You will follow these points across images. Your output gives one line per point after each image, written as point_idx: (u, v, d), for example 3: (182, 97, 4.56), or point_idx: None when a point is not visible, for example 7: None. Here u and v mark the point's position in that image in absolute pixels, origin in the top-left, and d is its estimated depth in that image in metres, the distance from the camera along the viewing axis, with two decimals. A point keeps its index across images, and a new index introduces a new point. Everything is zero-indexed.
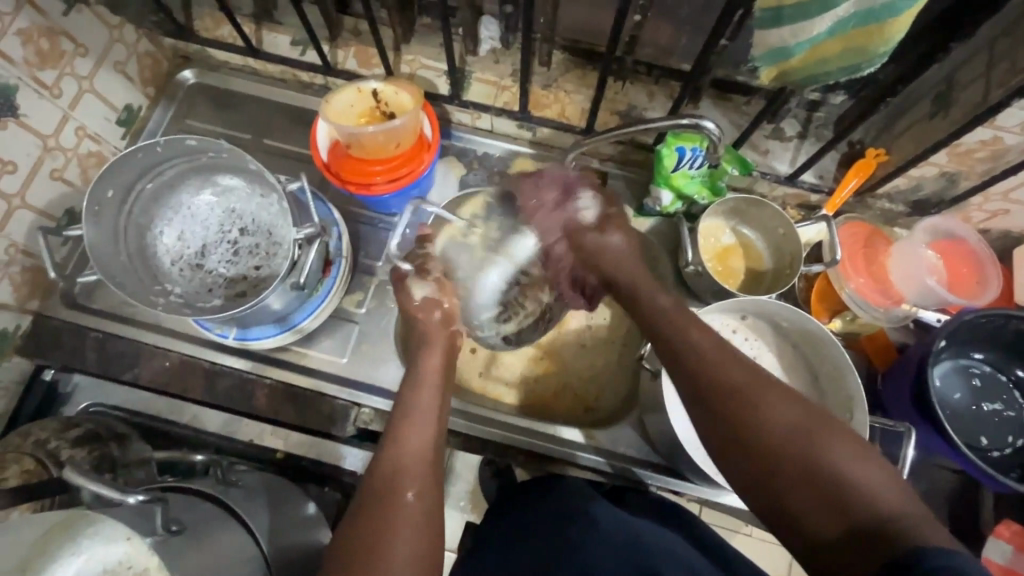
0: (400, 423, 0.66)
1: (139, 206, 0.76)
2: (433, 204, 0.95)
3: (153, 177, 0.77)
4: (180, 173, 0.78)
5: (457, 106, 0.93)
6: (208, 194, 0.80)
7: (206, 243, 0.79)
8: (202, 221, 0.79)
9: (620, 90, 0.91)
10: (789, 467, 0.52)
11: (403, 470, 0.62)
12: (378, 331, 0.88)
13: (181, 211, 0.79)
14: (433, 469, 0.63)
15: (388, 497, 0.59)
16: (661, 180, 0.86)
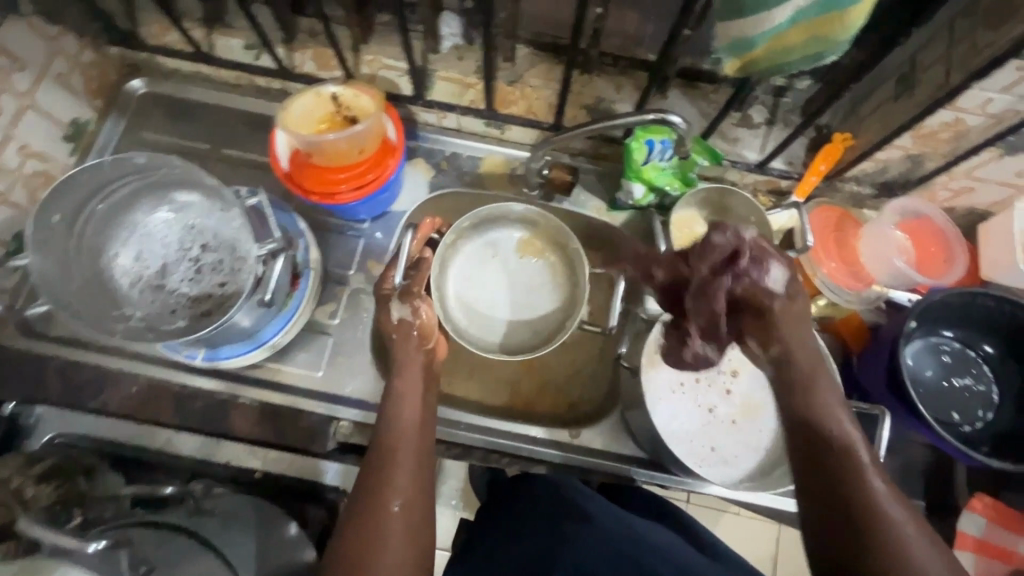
0: (383, 435, 0.67)
1: (91, 229, 0.73)
2: (403, 207, 0.93)
3: (104, 198, 0.73)
4: (133, 191, 0.75)
5: (421, 106, 0.91)
6: (165, 212, 0.77)
7: (166, 262, 0.76)
8: (160, 239, 0.76)
9: (587, 83, 0.89)
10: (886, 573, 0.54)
11: (387, 482, 0.63)
12: (354, 342, 0.86)
13: (138, 230, 0.76)
14: (415, 478, 0.64)
15: (370, 517, 0.60)
16: (633, 173, 0.84)
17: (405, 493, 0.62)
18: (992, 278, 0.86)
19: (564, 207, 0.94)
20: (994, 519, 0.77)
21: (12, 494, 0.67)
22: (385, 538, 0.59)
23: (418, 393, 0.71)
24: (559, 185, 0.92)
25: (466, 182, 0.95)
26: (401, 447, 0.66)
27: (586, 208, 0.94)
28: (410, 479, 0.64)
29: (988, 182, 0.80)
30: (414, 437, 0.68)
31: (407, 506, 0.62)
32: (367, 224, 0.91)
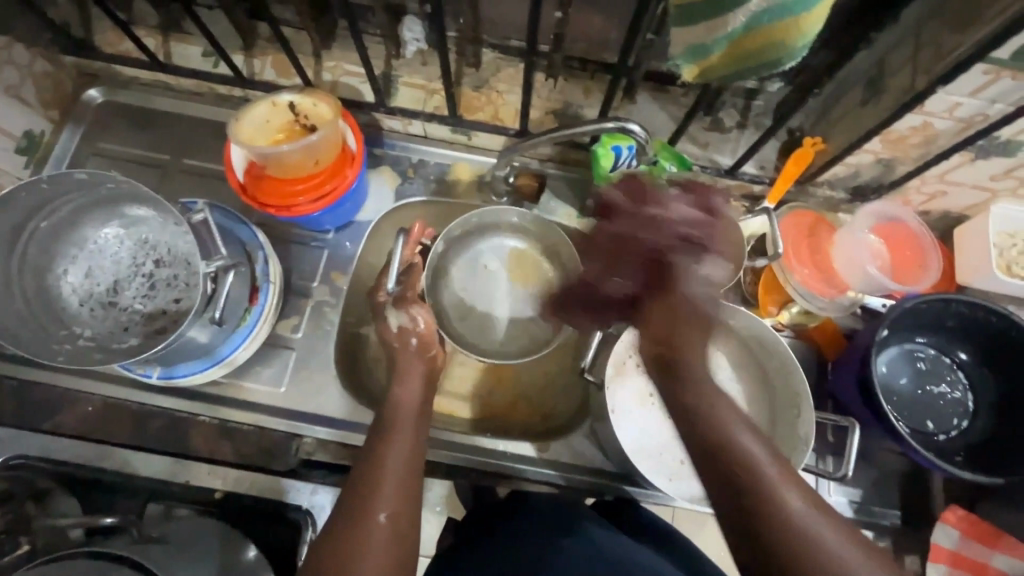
0: (377, 442, 0.65)
1: (37, 247, 0.71)
2: (368, 217, 0.91)
3: (50, 215, 0.71)
4: (80, 207, 0.72)
5: (385, 113, 0.89)
6: (116, 227, 0.74)
7: (118, 278, 0.74)
8: (112, 256, 0.74)
9: (554, 88, 0.87)
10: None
11: (374, 487, 0.60)
12: (317, 356, 0.84)
13: (87, 248, 0.74)
14: (405, 486, 0.61)
15: (354, 528, 0.56)
16: (601, 180, 0.83)
17: (391, 496, 0.60)
18: (968, 283, 0.84)
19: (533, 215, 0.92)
20: (969, 532, 0.76)
21: None
22: (367, 540, 0.55)
23: (415, 405, 0.70)
24: (527, 193, 0.92)
25: (433, 190, 0.93)
26: (389, 451, 0.64)
27: (555, 215, 0.92)
28: (399, 489, 0.60)
29: (961, 186, 0.78)
30: (407, 445, 0.66)
31: (393, 519, 0.58)
32: (332, 235, 0.89)
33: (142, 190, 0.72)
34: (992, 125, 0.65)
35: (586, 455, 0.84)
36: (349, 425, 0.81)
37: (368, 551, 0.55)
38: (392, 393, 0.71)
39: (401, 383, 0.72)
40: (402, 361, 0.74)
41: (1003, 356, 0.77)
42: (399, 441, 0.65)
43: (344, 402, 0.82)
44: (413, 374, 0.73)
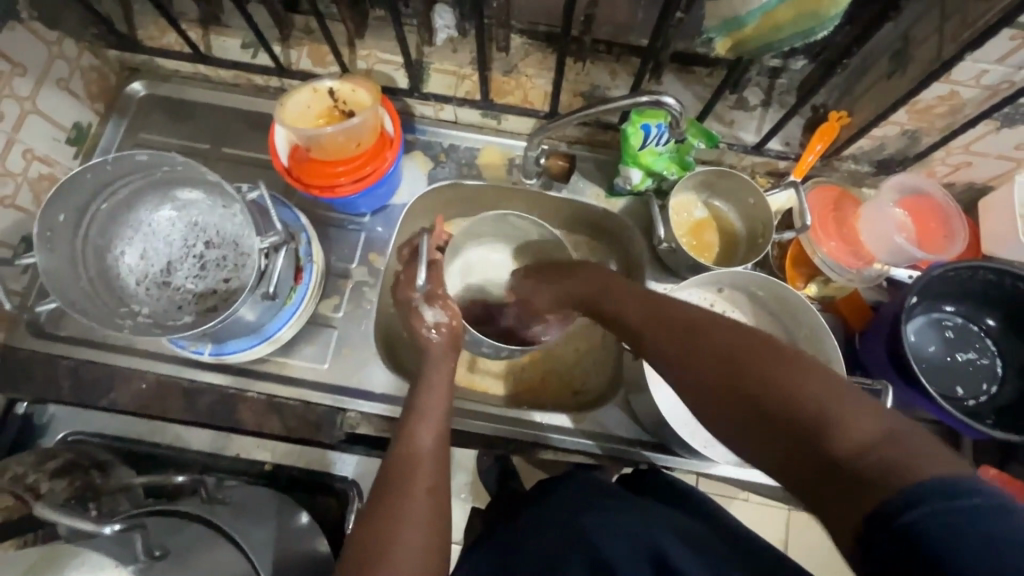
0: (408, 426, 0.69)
1: (97, 229, 0.74)
2: (402, 201, 0.94)
3: (108, 198, 0.74)
4: (136, 190, 0.75)
5: (418, 99, 0.91)
6: (167, 209, 0.78)
7: (171, 259, 0.77)
8: (164, 238, 0.77)
9: (581, 71, 0.90)
10: (754, 399, 0.48)
11: (412, 471, 0.64)
12: (358, 335, 0.87)
13: (142, 229, 0.77)
14: (439, 470, 0.65)
15: (387, 508, 0.60)
16: (629, 158, 0.85)
17: (423, 479, 0.64)
18: (993, 252, 0.86)
19: (563, 195, 0.94)
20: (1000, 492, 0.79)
21: (28, 489, 0.67)
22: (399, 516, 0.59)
23: (444, 388, 0.73)
24: (557, 172, 0.95)
25: (465, 173, 0.95)
26: (417, 433, 0.68)
27: (584, 195, 0.94)
28: (432, 476, 0.64)
29: (986, 155, 0.79)
30: (436, 427, 0.69)
31: (433, 502, 0.61)
32: (368, 218, 0.92)
33: (195, 173, 0.76)
34: (1018, 91, 0.66)
35: (619, 425, 0.86)
36: (390, 399, 0.84)
37: (409, 527, 0.58)
38: (418, 386, 0.73)
39: (426, 376, 0.74)
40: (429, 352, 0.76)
41: None
42: (430, 428, 0.68)
43: (385, 378, 0.85)
44: (442, 367, 0.74)
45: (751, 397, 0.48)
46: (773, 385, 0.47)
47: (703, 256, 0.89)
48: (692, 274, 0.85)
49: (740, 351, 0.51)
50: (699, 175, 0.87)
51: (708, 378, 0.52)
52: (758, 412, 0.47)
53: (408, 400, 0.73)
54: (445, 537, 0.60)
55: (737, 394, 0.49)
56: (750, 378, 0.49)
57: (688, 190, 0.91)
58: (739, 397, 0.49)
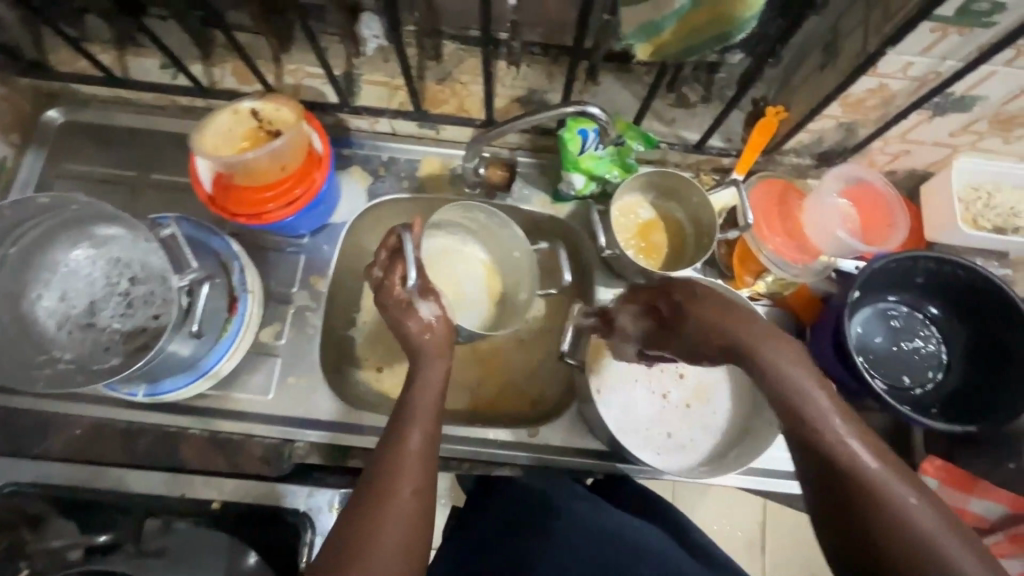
0: (399, 424, 0.66)
1: (9, 273, 0.72)
2: (342, 219, 0.91)
3: (15, 242, 0.72)
4: (48, 231, 0.73)
5: (349, 113, 0.88)
6: (82, 248, 0.74)
7: (94, 299, 0.74)
8: (85, 277, 0.74)
9: (517, 75, 0.87)
10: (886, 536, 0.48)
11: (397, 474, 0.62)
12: (303, 362, 0.84)
13: (59, 271, 0.74)
14: (425, 472, 0.63)
15: (374, 506, 0.60)
16: (570, 164, 0.83)
17: (408, 486, 0.61)
18: (935, 238, 0.86)
19: (508, 204, 0.92)
20: (947, 479, 0.81)
21: None
22: (384, 510, 0.59)
23: (436, 391, 0.69)
24: (498, 181, 0.90)
25: (406, 187, 0.93)
26: (413, 418, 0.66)
27: (530, 202, 0.92)
28: (418, 475, 0.63)
29: (923, 143, 0.79)
30: (428, 426, 0.66)
31: (416, 507, 0.61)
32: (307, 239, 0.89)
33: (107, 208, 0.72)
34: (944, 83, 0.66)
35: (575, 436, 0.84)
36: (339, 427, 0.82)
37: (390, 536, 0.58)
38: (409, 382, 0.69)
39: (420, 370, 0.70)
40: (420, 353, 0.71)
41: (970, 309, 0.79)
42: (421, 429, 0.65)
43: (334, 405, 0.83)
44: (437, 364, 0.70)
45: (904, 542, 0.47)
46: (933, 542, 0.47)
47: (649, 259, 0.87)
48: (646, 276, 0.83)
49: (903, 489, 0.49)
50: (646, 176, 0.85)
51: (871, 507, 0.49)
52: (879, 547, 0.48)
53: (401, 397, 0.69)
54: (421, 549, 0.59)
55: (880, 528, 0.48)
56: (910, 518, 0.48)
57: (633, 193, 0.89)
58: (884, 535, 0.48)
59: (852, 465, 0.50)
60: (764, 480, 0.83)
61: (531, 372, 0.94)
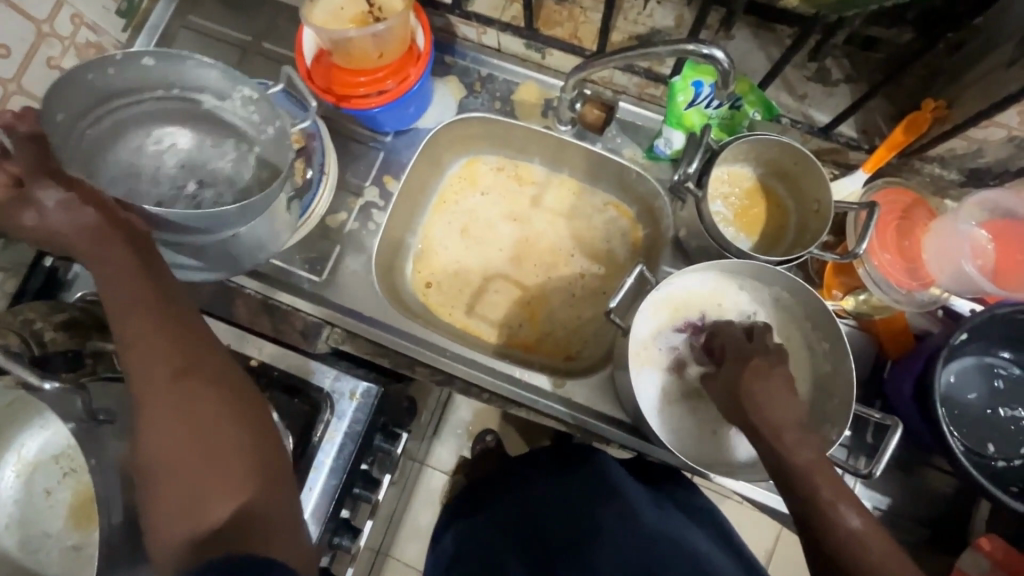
0: (123, 291, 0.55)
1: (81, 152, 0.66)
2: (429, 125, 0.90)
3: (90, 125, 0.67)
4: (117, 121, 0.70)
5: (459, 17, 0.85)
6: (148, 149, 0.73)
7: (162, 202, 0.72)
8: (154, 180, 0.73)
9: (643, 10, 0.79)
10: None
11: (194, 352, 0.55)
12: (360, 256, 0.87)
13: (119, 172, 0.71)
14: (155, 354, 0.53)
15: (172, 385, 0.52)
16: (673, 118, 0.76)
17: (140, 359, 0.53)
18: None
19: (597, 148, 0.87)
20: None
21: (33, 334, 0.71)
22: (190, 391, 0.52)
23: None
24: (592, 121, 0.88)
25: (498, 109, 0.90)
26: None
27: (620, 154, 0.87)
28: (174, 355, 0.54)
29: None
30: None
31: (149, 386, 0.52)
32: (390, 138, 0.90)
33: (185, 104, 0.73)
34: None
35: (599, 399, 0.82)
36: (379, 323, 0.85)
37: (190, 428, 0.51)
38: None
39: None
40: None
41: None
42: None
43: (380, 303, 0.85)
44: None
45: None
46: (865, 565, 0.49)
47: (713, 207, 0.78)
48: (733, 258, 0.73)
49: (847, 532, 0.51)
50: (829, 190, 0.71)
51: (844, 529, 0.51)
52: None
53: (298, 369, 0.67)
54: (222, 464, 0.51)
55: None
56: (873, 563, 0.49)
57: (784, 161, 0.76)
58: None
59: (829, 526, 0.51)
60: (787, 502, 0.78)
61: (575, 327, 0.92)
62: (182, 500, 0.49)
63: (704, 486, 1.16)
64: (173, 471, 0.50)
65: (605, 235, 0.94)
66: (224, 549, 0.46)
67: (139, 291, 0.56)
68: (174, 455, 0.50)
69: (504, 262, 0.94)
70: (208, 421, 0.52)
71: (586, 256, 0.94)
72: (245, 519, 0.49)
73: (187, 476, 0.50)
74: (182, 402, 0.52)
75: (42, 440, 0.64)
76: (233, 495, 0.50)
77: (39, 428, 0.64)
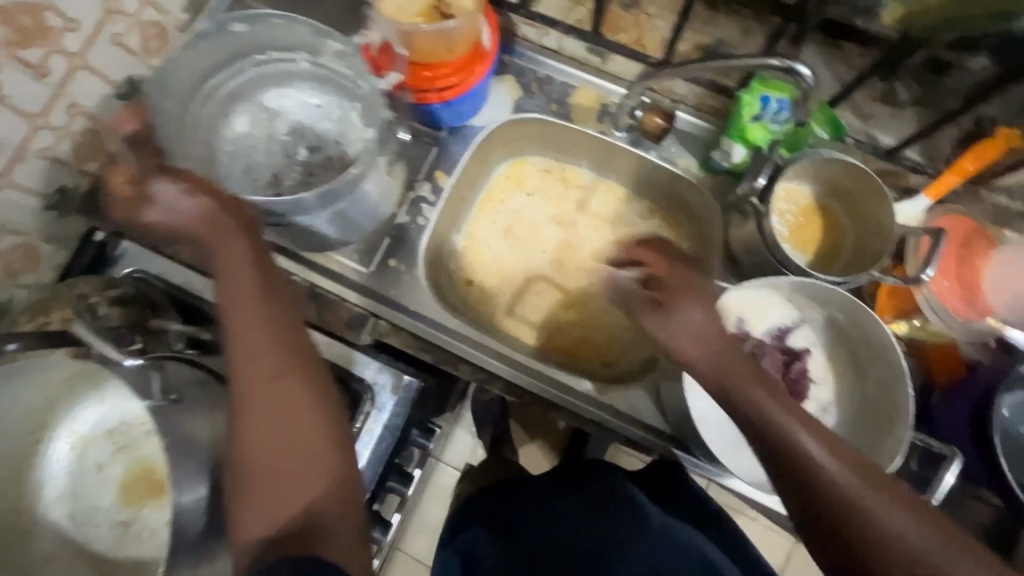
0: (237, 282, 0.56)
1: (199, 131, 0.76)
2: (483, 123, 0.90)
3: (200, 102, 0.76)
4: (228, 98, 0.78)
5: (525, 17, 0.86)
6: (262, 121, 0.80)
7: (276, 168, 0.78)
8: (265, 148, 0.79)
9: (710, 20, 0.79)
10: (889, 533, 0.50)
11: (295, 353, 0.56)
12: (407, 250, 0.87)
13: (237, 146, 0.78)
14: (262, 350, 0.54)
15: (274, 384, 0.54)
16: (736, 131, 0.76)
17: (247, 352, 0.54)
18: None
19: (652, 156, 0.87)
20: None
21: (87, 308, 0.73)
22: (288, 392, 0.54)
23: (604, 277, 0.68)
24: (651, 130, 0.87)
25: (553, 111, 0.89)
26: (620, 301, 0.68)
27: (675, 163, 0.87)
28: (278, 354, 0.55)
29: None
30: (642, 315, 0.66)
31: (253, 380, 0.53)
32: (444, 133, 0.90)
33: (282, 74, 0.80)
34: None
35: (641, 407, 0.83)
36: (423, 318, 0.85)
37: (285, 429, 0.53)
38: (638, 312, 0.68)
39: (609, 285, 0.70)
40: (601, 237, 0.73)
41: None
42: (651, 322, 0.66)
43: (425, 298, 0.85)
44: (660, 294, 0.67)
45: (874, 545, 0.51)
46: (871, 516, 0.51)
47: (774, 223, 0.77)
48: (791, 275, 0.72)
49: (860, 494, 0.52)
50: (893, 215, 0.71)
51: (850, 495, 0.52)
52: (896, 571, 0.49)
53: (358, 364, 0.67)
54: (307, 469, 0.52)
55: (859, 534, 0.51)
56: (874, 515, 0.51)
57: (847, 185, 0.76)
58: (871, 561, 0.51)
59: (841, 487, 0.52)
60: None
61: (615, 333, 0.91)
62: (262, 498, 0.51)
63: (724, 502, 1.14)
64: (262, 468, 0.52)
65: (649, 243, 0.93)
66: (298, 551, 0.48)
67: (251, 283, 0.57)
68: (265, 454, 0.52)
69: (546, 264, 0.94)
70: (300, 422, 0.54)
71: None
72: (318, 526, 0.51)
73: (266, 475, 0.51)
74: (277, 403, 0.53)
75: (100, 414, 0.64)
76: (300, 501, 0.51)
77: (96, 401, 0.64)
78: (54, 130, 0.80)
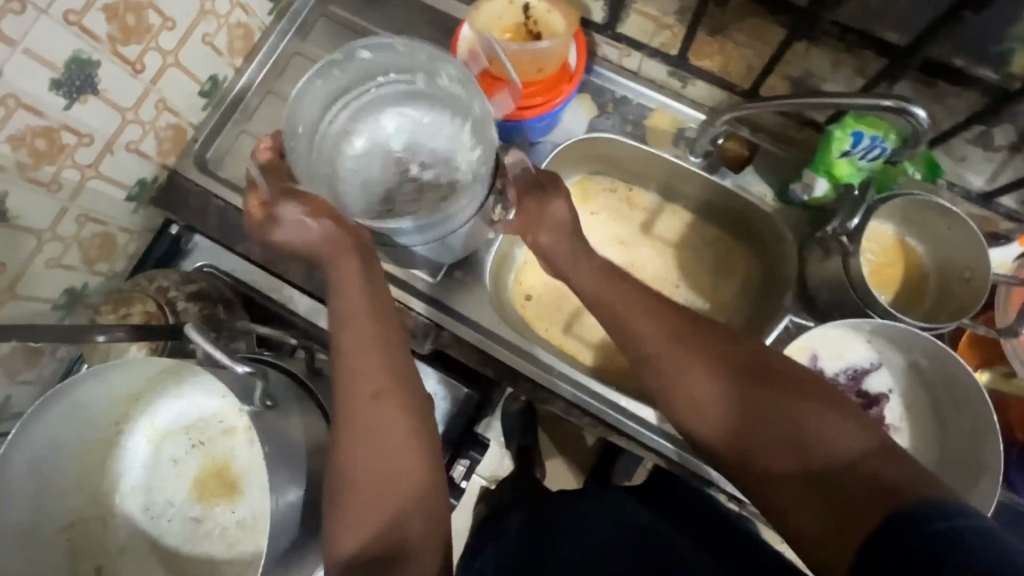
0: (351, 303, 0.59)
1: (323, 150, 0.76)
2: (557, 140, 0.89)
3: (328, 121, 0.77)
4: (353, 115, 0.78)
5: (608, 39, 0.85)
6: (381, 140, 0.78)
7: (390, 187, 0.76)
8: (383, 165, 0.77)
9: (802, 53, 0.74)
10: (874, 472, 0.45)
11: (395, 373, 0.57)
12: (473, 262, 0.86)
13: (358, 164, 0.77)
14: (371, 370, 0.56)
15: (375, 403, 0.54)
16: (823, 164, 0.74)
17: (353, 369, 0.56)
18: None
19: (727, 183, 0.86)
20: None
21: (167, 301, 0.74)
22: (386, 413, 0.54)
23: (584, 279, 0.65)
24: (731, 156, 0.87)
25: (628, 132, 0.89)
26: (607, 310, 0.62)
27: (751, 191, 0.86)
28: (384, 375, 0.56)
29: None
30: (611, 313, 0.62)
31: (358, 400, 0.54)
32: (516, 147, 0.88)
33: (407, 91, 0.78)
34: None
35: None
36: (485, 332, 0.84)
37: (381, 452, 0.53)
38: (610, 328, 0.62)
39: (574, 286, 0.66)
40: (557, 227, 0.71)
41: None
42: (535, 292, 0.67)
43: (489, 312, 0.85)
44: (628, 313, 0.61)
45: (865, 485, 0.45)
46: (846, 458, 0.46)
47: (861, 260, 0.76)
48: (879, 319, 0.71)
49: (780, 433, 0.49)
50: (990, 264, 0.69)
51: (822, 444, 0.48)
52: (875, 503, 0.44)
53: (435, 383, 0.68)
54: (395, 493, 0.52)
55: (845, 483, 0.45)
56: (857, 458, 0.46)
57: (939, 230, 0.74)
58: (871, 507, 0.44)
59: (810, 428, 0.48)
60: None
61: None
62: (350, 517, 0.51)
63: None
64: (354, 488, 0.52)
65: (713, 269, 0.92)
66: None
67: (364, 305, 0.59)
68: (357, 474, 0.52)
69: None
70: (392, 444, 0.53)
71: (692, 289, 0.91)
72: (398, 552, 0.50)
73: (360, 490, 0.52)
74: (376, 422, 0.54)
75: (177, 410, 0.66)
76: (391, 508, 0.51)
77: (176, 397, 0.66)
78: (143, 125, 0.81)
